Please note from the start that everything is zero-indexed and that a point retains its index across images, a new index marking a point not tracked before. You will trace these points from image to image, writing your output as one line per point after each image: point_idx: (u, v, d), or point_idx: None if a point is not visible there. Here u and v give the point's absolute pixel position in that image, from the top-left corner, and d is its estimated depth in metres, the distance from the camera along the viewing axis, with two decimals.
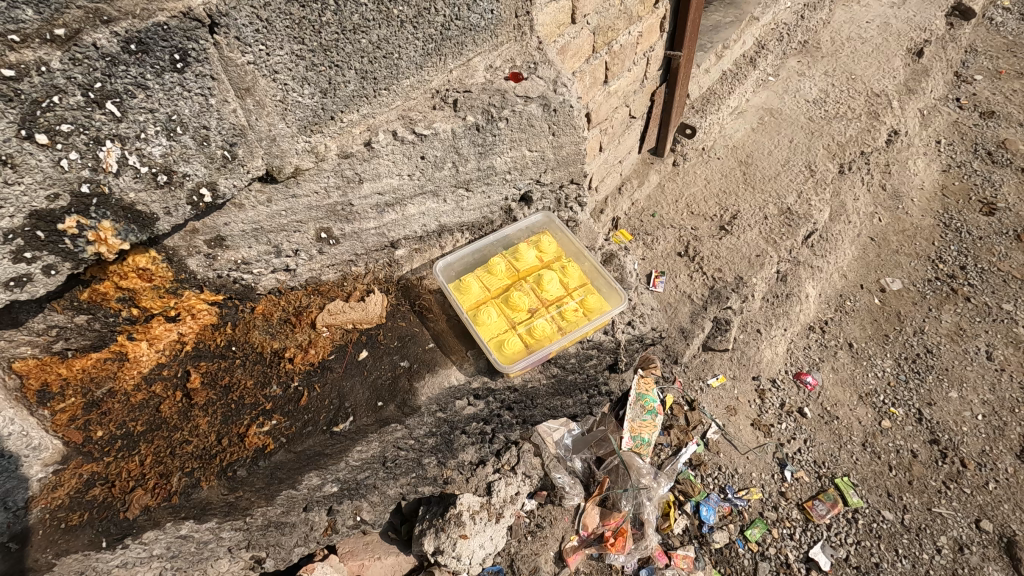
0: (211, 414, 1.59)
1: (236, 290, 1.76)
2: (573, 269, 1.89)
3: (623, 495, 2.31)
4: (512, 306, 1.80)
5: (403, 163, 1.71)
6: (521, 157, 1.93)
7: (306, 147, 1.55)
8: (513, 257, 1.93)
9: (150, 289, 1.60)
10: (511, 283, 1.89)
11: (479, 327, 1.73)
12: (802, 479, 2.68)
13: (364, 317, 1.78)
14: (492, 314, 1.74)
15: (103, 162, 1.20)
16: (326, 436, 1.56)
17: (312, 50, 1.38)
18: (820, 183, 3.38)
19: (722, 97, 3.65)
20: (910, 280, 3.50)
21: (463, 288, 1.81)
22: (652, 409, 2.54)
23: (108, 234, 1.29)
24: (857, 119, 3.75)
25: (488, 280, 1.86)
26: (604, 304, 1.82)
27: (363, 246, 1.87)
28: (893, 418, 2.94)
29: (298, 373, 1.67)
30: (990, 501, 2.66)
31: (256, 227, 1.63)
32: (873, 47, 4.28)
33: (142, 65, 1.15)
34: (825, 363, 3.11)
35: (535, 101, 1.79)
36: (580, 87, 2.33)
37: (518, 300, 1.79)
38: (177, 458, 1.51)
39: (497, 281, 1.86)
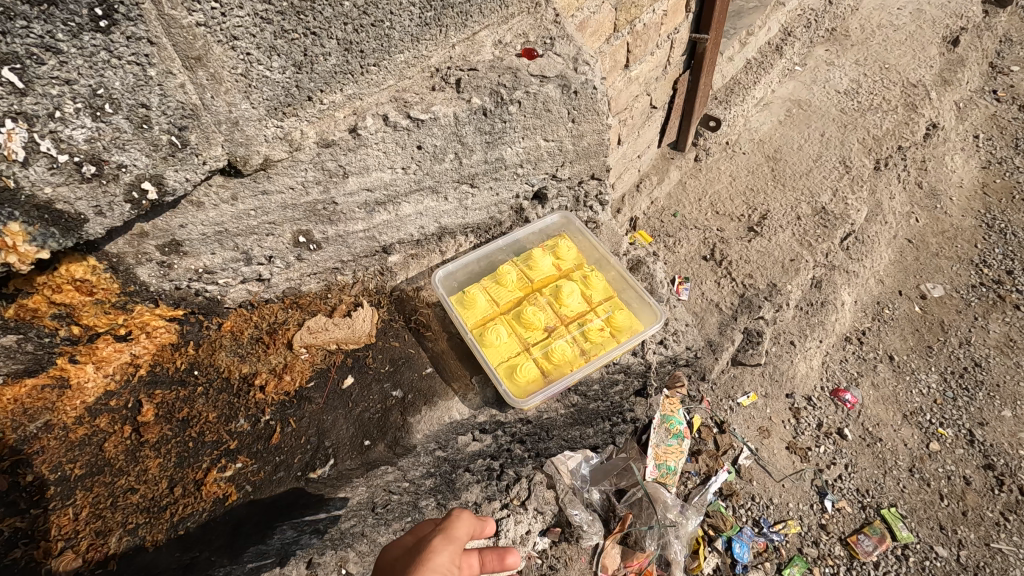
0: (164, 455, 1.34)
1: (199, 304, 1.50)
2: (596, 280, 1.64)
3: (648, 534, 2.03)
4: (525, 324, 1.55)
5: (395, 154, 1.44)
6: (535, 148, 1.66)
7: (277, 133, 1.25)
8: (527, 264, 1.68)
9: (91, 304, 1.34)
10: (524, 295, 1.64)
11: (487, 350, 1.49)
12: (844, 510, 2.41)
13: (350, 336, 1.55)
14: (502, 334, 1.50)
15: (4, 148, 0.93)
16: (301, 484, 1.33)
17: (281, 11, 1.09)
18: (856, 180, 3.10)
19: (747, 87, 3.37)
20: (952, 286, 3.22)
21: (468, 301, 1.56)
22: (678, 432, 2.27)
23: (19, 240, 1.02)
24: (893, 111, 3.46)
25: (497, 292, 1.61)
26: (634, 322, 1.57)
27: (350, 252, 1.61)
28: (942, 440, 2.65)
29: (269, 405, 1.42)
30: None
31: (220, 230, 1.36)
32: (906, 35, 3.99)
33: (49, 21, 0.87)
34: (865, 378, 2.82)
35: (552, 81, 1.52)
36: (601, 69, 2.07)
37: (533, 316, 1.54)
38: (119, 511, 1.26)
39: (508, 294, 1.61)
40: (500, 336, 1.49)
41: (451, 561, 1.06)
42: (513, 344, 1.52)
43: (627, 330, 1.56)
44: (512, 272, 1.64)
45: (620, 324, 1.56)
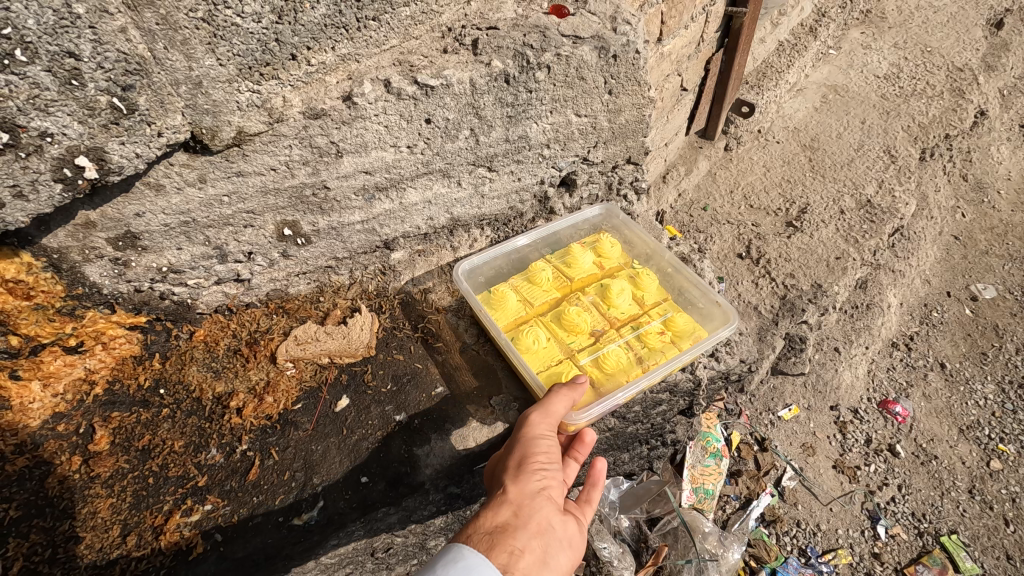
0: (117, 495, 1.09)
1: (167, 310, 1.28)
2: (648, 279, 1.47)
3: (685, 569, 1.77)
4: (567, 328, 1.37)
5: (400, 129, 1.20)
6: (564, 124, 1.41)
7: (253, 99, 1.01)
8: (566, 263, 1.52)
9: (30, 310, 1.11)
10: (563, 296, 1.46)
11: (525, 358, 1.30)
12: (899, 538, 2.15)
13: (345, 348, 1.31)
14: (540, 340, 1.32)
15: None
16: (283, 532, 1.09)
17: None
18: (903, 170, 2.83)
19: (781, 70, 3.10)
20: (1005, 287, 2.95)
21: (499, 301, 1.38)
22: (715, 451, 2.02)
23: None
24: (939, 97, 3.19)
25: (530, 292, 1.44)
26: (696, 325, 1.39)
27: (345, 247, 1.37)
28: (1004, 458, 2.39)
29: (248, 432, 1.18)
30: None
31: (186, 219, 1.13)
32: (947, 17, 3.71)
33: None
34: (915, 389, 2.56)
35: (588, 43, 1.27)
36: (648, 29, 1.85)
37: (575, 319, 1.36)
38: (58, 566, 1.01)
39: (544, 294, 1.43)
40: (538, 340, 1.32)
41: (550, 429, 1.07)
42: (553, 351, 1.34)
43: (689, 334, 1.37)
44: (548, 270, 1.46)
45: (680, 328, 1.38)
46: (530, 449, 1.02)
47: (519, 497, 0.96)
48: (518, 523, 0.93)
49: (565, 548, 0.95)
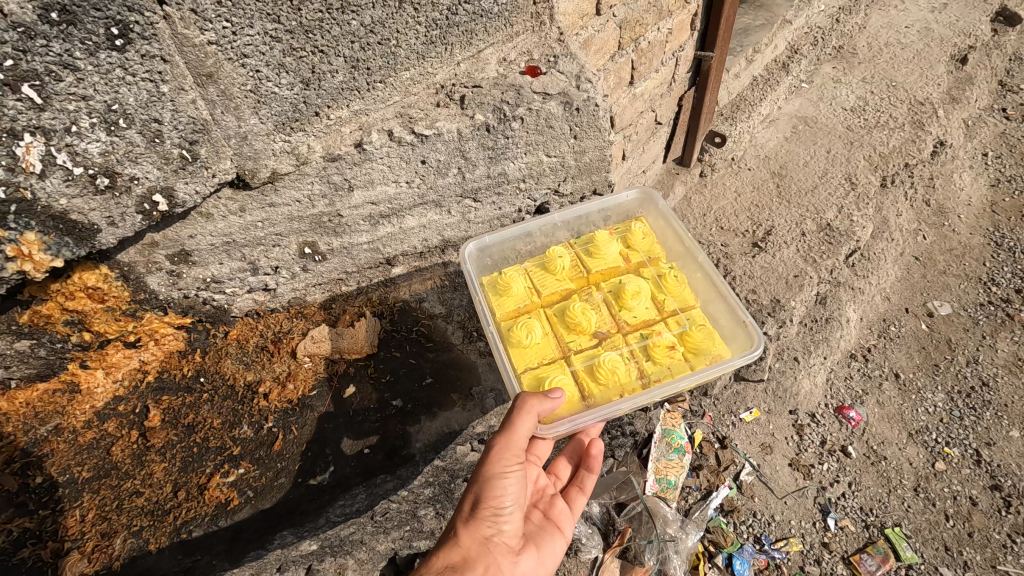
0: (168, 460, 1.38)
1: (207, 313, 1.55)
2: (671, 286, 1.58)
3: (647, 548, 2.03)
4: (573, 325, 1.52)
5: (400, 169, 1.49)
6: (537, 163, 1.69)
7: (285, 147, 1.29)
8: (591, 260, 1.68)
9: (102, 311, 1.39)
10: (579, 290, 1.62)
11: (525, 347, 1.48)
12: (848, 529, 2.38)
13: (352, 346, 1.58)
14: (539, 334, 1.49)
15: (22, 161, 0.98)
16: (303, 490, 1.37)
17: (289, 30, 1.13)
18: (863, 197, 3.09)
19: (753, 104, 3.39)
20: (960, 305, 3.20)
21: (507, 285, 1.59)
22: (679, 447, 2.26)
23: (34, 249, 1.08)
24: (901, 128, 3.47)
25: (549, 282, 1.61)
26: (712, 343, 1.48)
27: (354, 263, 1.65)
28: (948, 460, 2.63)
29: (273, 412, 1.46)
30: None
31: (228, 240, 1.41)
32: (913, 53, 4.00)
33: (68, 40, 0.92)
34: (870, 397, 2.80)
35: (555, 98, 1.56)
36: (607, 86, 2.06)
37: (583, 319, 1.51)
38: (124, 513, 1.30)
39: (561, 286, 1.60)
40: (536, 332, 1.49)
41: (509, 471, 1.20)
42: (553, 346, 1.51)
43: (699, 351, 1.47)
44: (566, 262, 1.63)
45: (694, 342, 1.48)
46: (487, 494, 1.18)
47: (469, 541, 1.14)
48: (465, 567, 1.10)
49: None
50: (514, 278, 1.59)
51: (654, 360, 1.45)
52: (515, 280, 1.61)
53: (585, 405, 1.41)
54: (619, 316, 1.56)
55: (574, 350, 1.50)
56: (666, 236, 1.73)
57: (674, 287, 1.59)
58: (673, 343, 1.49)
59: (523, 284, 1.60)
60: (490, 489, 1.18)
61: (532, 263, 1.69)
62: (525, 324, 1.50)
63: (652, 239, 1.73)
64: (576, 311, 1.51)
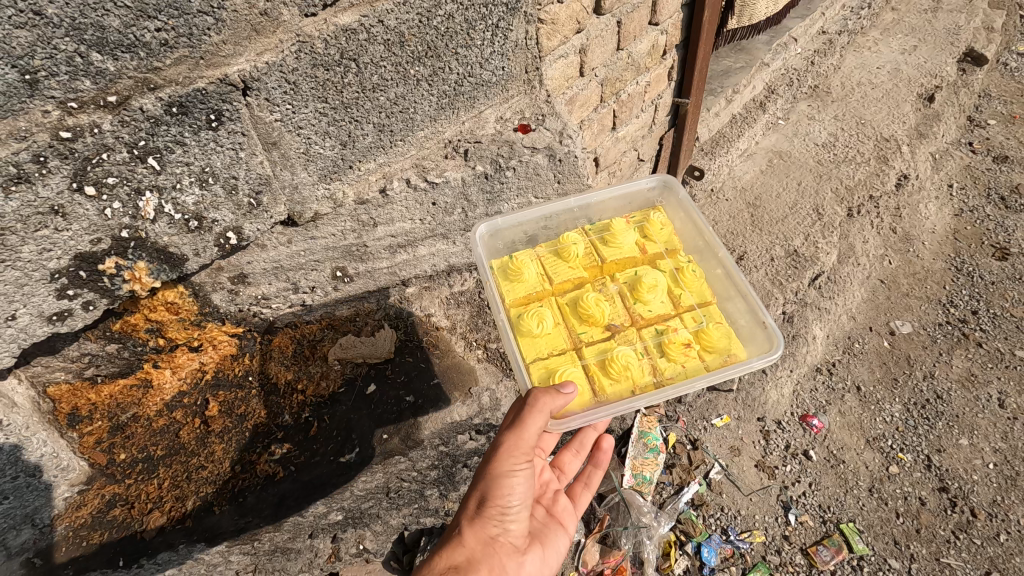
0: (226, 441, 1.74)
1: (256, 323, 1.89)
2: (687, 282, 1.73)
3: (623, 533, 2.34)
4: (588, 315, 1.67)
5: (415, 209, 1.85)
6: (528, 203, 2.09)
7: (325, 194, 1.64)
8: (607, 251, 1.83)
9: (175, 321, 1.72)
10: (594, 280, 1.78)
11: (541, 333, 1.63)
12: (807, 523, 2.66)
13: (373, 352, 1.90)
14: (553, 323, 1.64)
15: (142, 210, 1.34)
16: (336, 465, 1.73)
17: (334, 107, 1.49)
18: (828, 226, 3.41)
19: (731, 140, 3.75)
20: (921, 324, 3.46)
21: (519, 270, 1.74)
22: (654, 446, 2.59)
23: (143, 273, 1.43)
24: (866, 163, 3.81)
25: (566, 270, 1.77)
26: (727, 340, 1.62)
27: (375, 284, 2.01)
28: (902, 464, 2.89)
29: (309, 405, 1.82)
30: (1000, 553, 2.62)
31: (277, 266, 1.76)
32: (883, 93, 4.33)
33: (181, 125, 1.28)
34: (832, 406, 3.09)
35: (541, 152, 1.97)
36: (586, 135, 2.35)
37: (597, 309, 1.66)
38: (192, 482, 1.66)
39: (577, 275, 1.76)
40: (548, 322, 1.64)
41: (514, 472, 1.36)
42: (564, 335, 1.66)
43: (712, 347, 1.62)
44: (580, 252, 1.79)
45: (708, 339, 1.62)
46: (492, 496, 1.35)
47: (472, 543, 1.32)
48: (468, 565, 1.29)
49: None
50: (527, 264, 1.74)
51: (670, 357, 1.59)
52: (528, 265, 1.76)
53: (597, 399, 1.55)
54: (633, 309, 1.70)
55: (586, 341, 1.64)
56: (688, 232, 1.89)
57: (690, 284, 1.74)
58: (688, 341, 1.62)
59: (536, 270, 1.76)
60: (496, 489, 1.35)
61: (545, 249, 1.85)
62: (537, 313, 1.64)
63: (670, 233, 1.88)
64: (590, 303, 1.65)
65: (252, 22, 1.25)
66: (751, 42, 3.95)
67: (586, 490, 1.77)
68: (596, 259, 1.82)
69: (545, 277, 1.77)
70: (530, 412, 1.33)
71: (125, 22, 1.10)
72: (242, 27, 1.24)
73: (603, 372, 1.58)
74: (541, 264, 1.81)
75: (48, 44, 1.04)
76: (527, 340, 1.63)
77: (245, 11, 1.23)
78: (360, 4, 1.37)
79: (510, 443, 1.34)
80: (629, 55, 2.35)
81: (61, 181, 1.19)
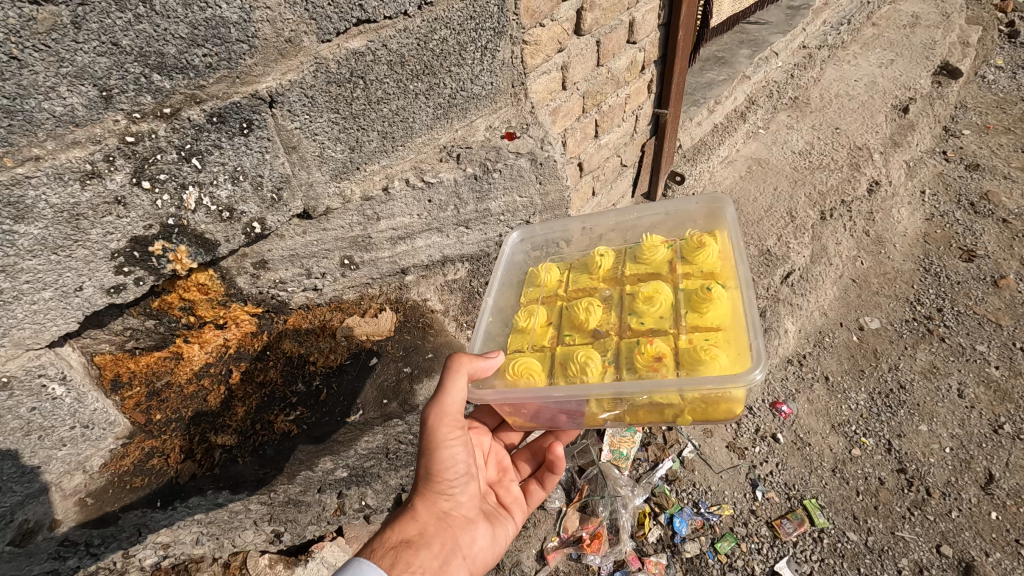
0: (247, 404, 2.02)
1: (273, 304, 2.18)
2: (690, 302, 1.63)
3: (600, 502, 2.46)
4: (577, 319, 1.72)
5: (414, 205, 2.13)
6: (513, 202, 2.35)
7: (336, 191, 1.92)
8: (634, 268, 1.85)
9: (205, 301, 1.99)
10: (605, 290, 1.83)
11: (528, 326, 1.75)
12: (774, 499, 2.52)
13: (376, 331, 2.28)
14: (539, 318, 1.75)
15: (185, 202, 1.61)
16: (341, 424, 2.04)
17: (345, 117, 1.76)
18: (800, 228, 3.54)
19: (712, 148, 3.96)
20: (888, 320, 3.26)
21: (538, 277, 1.94)
22: (632, 426, 2.72)
23: (183, 256, 1.70)
24: (839, 169, 3.95)
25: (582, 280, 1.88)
26: (705, 363, 1.47)
27: (378, 272, 2.31)
28: (863, 447, 2.68)
29: (319, 374, 2.14)
30: (952, 528, 2.40)
31: (293, 253, 2.04)
32: (859, 104, 4.48)
33: (220, 132, 1.56)
34: (800, 394, 2.92)
35: (524, 156, 2.23)
36: (570, 142, 2.58)
37: (584, 312, 1.71)
38: (218, 438, 1.93)
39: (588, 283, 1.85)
40: (536, 316, 1.75)
41: (454, 450, 1.52)
42: (552, 334, 1.74)
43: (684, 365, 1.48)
44: (602, 263, 1.87)
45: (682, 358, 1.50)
46: (437, 475, 1.51)
47: (422, 518, 1.47)
48: (421, 539, 1.43)
49: (454, 549, 1.48)
50: (544, 271, 1.92)
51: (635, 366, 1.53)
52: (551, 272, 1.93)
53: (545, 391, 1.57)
54: (627, 321, 1.69)
55: (566, 341, 1.70)
56: (724, 254, 1.78)
57: (699, 305, 1.62)
58: (662, 354, 1.52)
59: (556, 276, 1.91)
60: (439, 467, 1.50)
61: (576, 262, 1.98)
62: (529, 308, 1.79)
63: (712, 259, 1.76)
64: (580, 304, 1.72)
65: (278, 47, 1.52)
66: (733, 55, 4.17)
67: (537, 488, 1.85)
68: (617, 274, 1.87)
69: (561, 286, 1.89)
70: (450, 375, 1.47)
71: (180, 49, 1.38)
72: (270, 51, 1.52)
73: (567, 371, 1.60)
74: (568, 273, 1.94)
75: (121, 68, 1.33)
76: (516, 331, 1.78)
77: (273, 38, 1.50)
78: (366, 31, 1.65)
79: (436, 412, 1.47)
80: (609, 69, 2.60)
81: (124, 177, 1.47)
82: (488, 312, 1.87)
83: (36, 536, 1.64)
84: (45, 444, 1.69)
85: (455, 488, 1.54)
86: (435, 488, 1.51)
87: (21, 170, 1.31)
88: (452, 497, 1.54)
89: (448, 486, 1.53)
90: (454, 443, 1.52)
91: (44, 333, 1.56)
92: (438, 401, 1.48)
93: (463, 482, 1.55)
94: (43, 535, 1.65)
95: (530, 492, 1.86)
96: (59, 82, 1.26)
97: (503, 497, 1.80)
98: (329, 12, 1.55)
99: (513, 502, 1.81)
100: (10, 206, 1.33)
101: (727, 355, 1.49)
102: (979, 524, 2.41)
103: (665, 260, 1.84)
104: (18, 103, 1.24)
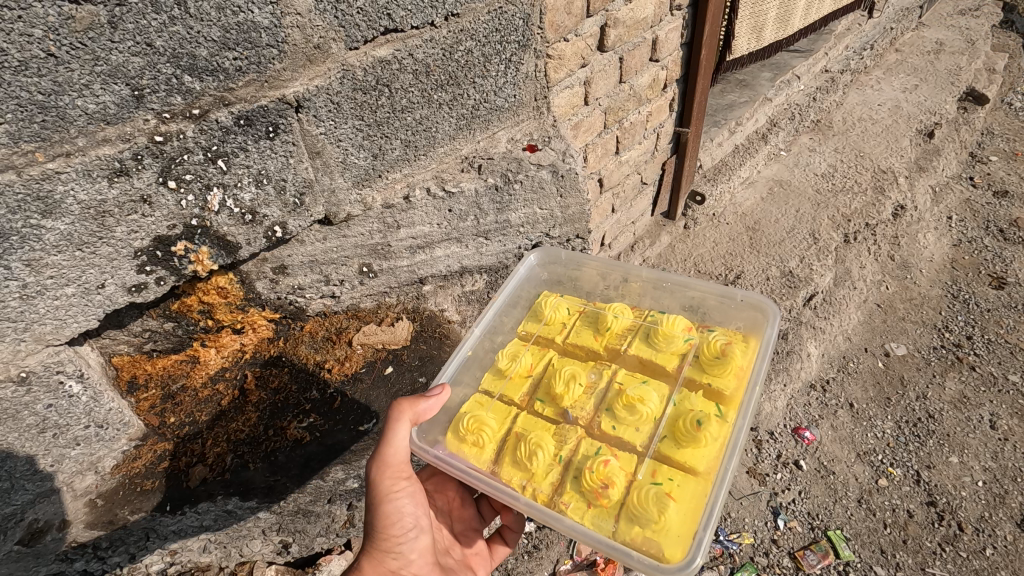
0: (260, 410, 2.04)
1: (290, 311, 2.20)
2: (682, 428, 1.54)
3: None
4: (556, 394, 1.71)
5: (434, 215, 2.14)
6: (533, 214, 2.35)
7: (358, 198, 1.93)
8: (638, 348, 1.81)
9: (223, 304, 2.01)
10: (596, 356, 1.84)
11: (502, 381, 1.78)
12: (795, 529, 2.41)
13: (392, 339, 2.31)
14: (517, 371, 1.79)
15: (209, 203, 1.63)
16: (354, 432, 2.03)
17: (369, 124, 1.78)
18: (823, 250, 3.39)
19: (733, 168, 3.79)
20: (915, 347, 3.15)
21: (541, 312, 1.98)
22: None
23: (205, 257, 1.71)
24: (863, 193, 3.80)
25: (579, 334, 1.88)
26: (648, 523, 1.39)
27: (396, 281, 2.31)
28: (890, 478, 2.56)
29: (334, 381, 2.16)
30: (986, 568, 2.28)
31: (312, 259, 2.06)
32: (883, 128, 4.37)
33: (246, 135, 1.58)
34: (824, 421, 2.79)
35: (546, 168, 2.23)
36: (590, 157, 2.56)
37: (562, 392, 1.69)
38: (230, 443, 1.94)
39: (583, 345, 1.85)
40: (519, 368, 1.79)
41: (400, 502, 1.45)
42: (525, 392, 1.75)
43: (630, 512, 1.43)
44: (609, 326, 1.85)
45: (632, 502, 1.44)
46: (384, 535, 1.43)
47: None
48: None
49: None
50: (550, 309, 1.96)
51: (580, 484, 1.50)
52: (556, 315, 1.94)
53: (492, 467, 1.59)
54: (603, 415, 1.65)
55: (537, 409, 1.71)
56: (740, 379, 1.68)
57: (682, 432, 1.54)
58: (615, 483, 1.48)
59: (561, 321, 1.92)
60: (387, 520, 1.44)
61: (592, 308, 1.97)
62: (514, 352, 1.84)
63: (723, 376, 1.67)
64: (563, 377, 1.71)
65: (307, 53, 1.54)
66: (755, 78, 4.11)
67: (501, 543, 1.86)
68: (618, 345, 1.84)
69: (560, 332, 1.91)
70: (391, 427, 1.42)
71: (211, 52, 1.40)
72: (299, 57, 1.54)
73: (516, 453, 1.59)
74: (572, 321, 1.94)
75: (154, 68, 1.35)
76: (493, 372, 1.83)
77: (302, 44, 1.52)
78: (394, 40, 1.67)
79: (378, 465, 1.43)
80: (632, 86, 2.58)
81: (151, 176, 1.49)
82: (464, 351, 1.89)
83: (45, 536, 1.61)
84: (59, 443, 1.69)
85: (405, 545, 1.45)
86: (381, 545, 1.43)
87: (51, 165, 1.33)
88: (402, 555, 1.45)
89: (395, 544, 1.44)
90: (398, 490, 1.45)
91: (65, 329, 1.56)
92: (378, 454, 1.44)
93: (412, 537, 1.47)
94: (52, 536, 1.61)
95: (493, 545, 1.86)
96: (92, 80, 1.28)
97: (466, 549, 1.76)
98: (358, 20, 1.57)
99: (475, 555, 1.78)
100: (39, 200, 1.35)
101: (675, 512, 1.42)
102: (1016, 563, 2.28)
103: (679, 352, 1.77)
104: (52, 99, 1.26)
